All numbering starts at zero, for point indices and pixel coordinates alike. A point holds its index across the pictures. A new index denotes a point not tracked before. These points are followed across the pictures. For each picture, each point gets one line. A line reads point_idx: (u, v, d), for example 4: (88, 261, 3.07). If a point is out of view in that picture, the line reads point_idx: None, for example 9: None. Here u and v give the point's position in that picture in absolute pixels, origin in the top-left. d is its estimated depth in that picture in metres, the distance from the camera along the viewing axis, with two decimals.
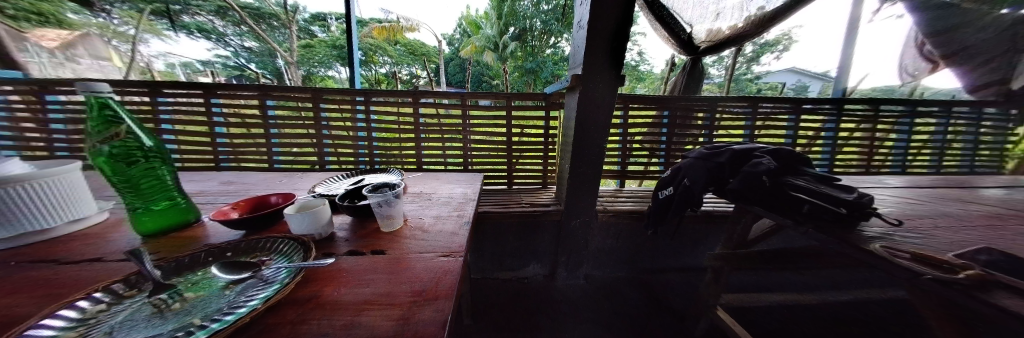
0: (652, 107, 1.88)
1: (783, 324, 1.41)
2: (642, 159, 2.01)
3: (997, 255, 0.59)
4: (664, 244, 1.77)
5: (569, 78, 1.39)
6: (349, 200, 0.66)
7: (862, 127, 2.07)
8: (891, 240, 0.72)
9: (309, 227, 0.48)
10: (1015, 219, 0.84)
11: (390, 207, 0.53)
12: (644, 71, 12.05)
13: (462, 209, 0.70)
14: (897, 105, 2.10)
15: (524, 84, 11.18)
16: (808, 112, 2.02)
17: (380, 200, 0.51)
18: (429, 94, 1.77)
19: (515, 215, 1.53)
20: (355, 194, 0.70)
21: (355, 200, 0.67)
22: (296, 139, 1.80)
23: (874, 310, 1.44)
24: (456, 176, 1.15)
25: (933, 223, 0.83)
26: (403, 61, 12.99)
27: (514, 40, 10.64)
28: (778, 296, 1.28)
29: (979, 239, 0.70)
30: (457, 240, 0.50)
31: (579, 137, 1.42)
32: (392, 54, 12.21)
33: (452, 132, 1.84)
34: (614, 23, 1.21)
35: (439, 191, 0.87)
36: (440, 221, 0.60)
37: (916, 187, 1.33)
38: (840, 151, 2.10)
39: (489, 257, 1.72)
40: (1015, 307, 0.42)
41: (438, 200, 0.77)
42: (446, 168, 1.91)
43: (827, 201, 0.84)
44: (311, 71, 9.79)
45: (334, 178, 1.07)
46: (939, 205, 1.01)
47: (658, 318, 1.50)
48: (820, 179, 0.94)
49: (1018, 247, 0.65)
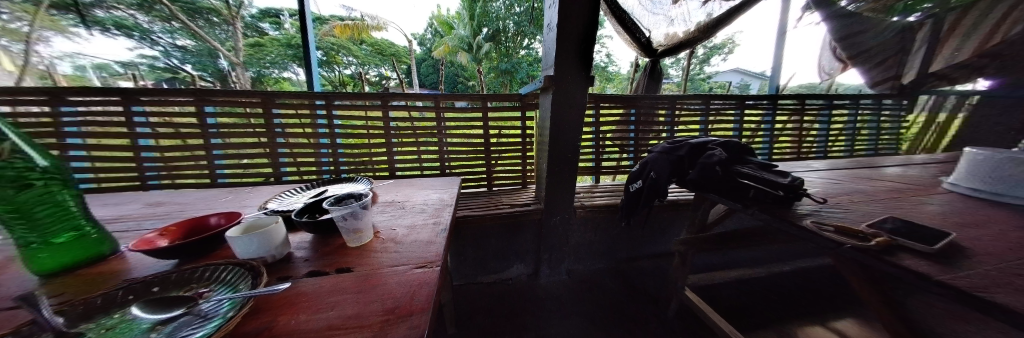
0: (620, 106, 2.00)
1: (741, 297, 1.57)
2: (614, 155, 2.12)
3: (898, 222, 0.71)
4: (637, 234, 1.88)
5: (542, 79, 1.41)
6: (309, 215, 0.60)
7: (792, 119, 2.38)
8: (820, 215, 0.84)
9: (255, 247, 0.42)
10: (905, 192, 1.03)
11: (357, 221, 0.49)
12: (612, 71, 12.77)
13: (438, 216, 0.67)
14: (818, 100, 2.43)
15: (501, 86, 11.16)
16: (751, 107, 2.28)
17: (345, 213, 0.47)
18: (399, 96, 1.70)
19: (496, 217, 1.52)
20: (314, 208, 0.64)
21: (316, 215, 0.61)
22: (246, 148, 1.61)
23: (810, 276, 1.68)
24: (431, 181, 1.11)
25: (848, 199, 0.98)
26: (370, 62, 12.19)
27: (487, 41, 10.68)
28: (736, 273, 1.42)
29: (881, 211, 0.84)
30: (433, 249, 0.48)
31: (554, 136, 1.45)
32: (357, 54, 11.39)
33: (426, 135, 1.78)
34: (582, 27, 1.27)
35: (412, 199, 0.83)
36: (414, 230, 0.57)
37: (836, 169, 1.56)
38: (778, 141, 2.39)
39: (472, 261, 1.69)
40: (913, 267, 0.52)
41: (412, 208, 0.73)
42: (422, 173, 1.84)
43: (768, 185, 0.94)
44: (262, 72, 8.76)
45: (290, 191, 0.97)
46: (852, 183, 1.21)
47: (634, 303, 1.60)
48: (764, 167, 1.06)
49: (908, 215, 0.79)
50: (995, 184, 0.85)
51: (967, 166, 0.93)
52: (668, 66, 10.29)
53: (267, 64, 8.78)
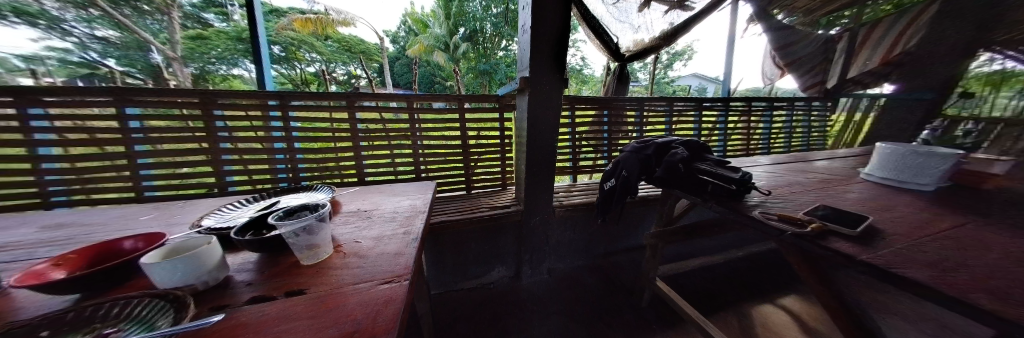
0: (594, 107, 2.08)
1: (706, 282, 1.71)
2: (590, 154, 2.20)
3: (827, 209, 0.82)
4: (613, 230, 1.96)
5: (518, 80, 1.42)
6: (253, 232, 0.54)
7: (742, 119, 2.67)
8: (765, 205, 0.94)
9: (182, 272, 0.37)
10: (830, 182, 1.19)
11: (312, 236, 0.45)
12: (587, 74, 13.31)
13: (409, 224, 0.64)
14: (762, 102, 2.74)
15: (479, 86, 11.08)
16: (708, 109, 2.51)
17: (298, 228, 0.42)
18: (367, 96, 1.59)
19: (475, 220, 1.49)
20: (259, 224, 0.58)
21: (262, 231, 0.56)
22: (183, 156, 1.40)
23: (760, 259, 1.89)
24: (402, 187, 1.06)
25: (787, 190, 1.12)
26: (336, 59, 11.36)
27: (464, 41, 10.54)
28: (700, 262, 1.54)
29: (813, 200, 0.97)
30: (402, 261, 0.45)
31: (532, 137, 1.47)
32: (321, 51, 10.55)
33: (399, 137, 1.69)
34: (556, 31, 1.30)
35: (381, 207, 0.78)
36: (382, 242, 0.53)
37: (778, 163, 1.78)
38: (731, 139, 2.66)
39: (451, 267, 1.64)
40: (839, 249, 0.60)
41: (380, 217, 0.69)
42: (396, 178, 1.74)
43: (723, 180, 1.03)
44: (207, 68, 7.71)
45: (232, 204, 0.85)
46: (791, 175, 1.37)
47: (611, 297, 1.66)
48: (719, 163, 1.16)
49: (833, 202, 0.91)
50: (906, 174, 1.01)
51: (878, 159, 1.11)
52: (637, 70, 10.99)
53: (212, 59, 7.72)
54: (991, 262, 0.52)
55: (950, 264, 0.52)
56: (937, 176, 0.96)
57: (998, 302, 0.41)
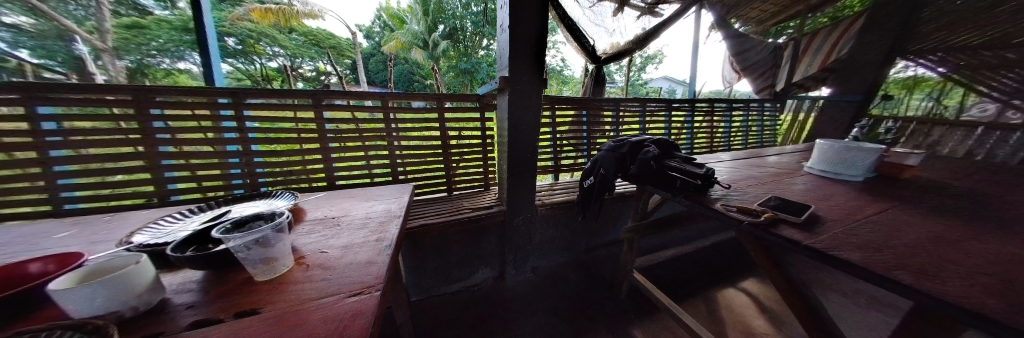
0: (573, 108, 2.14)
1: (678, 271, 1.83)
2: (570, 153, 2.25)
3: (777, 199, 0.91)
4: (593, 226, 2.03)
5: (497, 80, 1.41)
6: (196, 249, 0.48)
7: (706, 119, 2.89)
8: (726, 198, 1.01)
9: (90, 309, 0.30)
10: (779, 175, 1.33)
11: (266, 249, 0.41)
12: (567, 75, 13.64)
13: (382, 230, 0.61)
14: (723, 103, 2.99)
15: (461, 85, 10.93)
16: (677, 109, 2.69)
17: (251, 241, 0.39)
18: (336, 94, 1.50)
19: (457, 223, 1.46)
20: (202, 238, 0.52)
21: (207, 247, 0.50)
22: (114, 162, 1.21)
23: (723, 247, 2.06)
24: (375, 190, 1.00)
25: (744, 184, 1.23)
26: (302, 54, 10.51)
27: (444, 39, 10.31)
28: (672, 252, 1.64)
29: (765, 191, 1.07)
30: (373, 270, 0.42)
31: (512, 137, 1.46)
32: (285, 44, 9.70)
33: (373, 138, 1.60)
34: (534, 31, 1.32)
35: (351, 213, 0.74)
36: (351, 251, 0.50)
37: (737, 159, 1.95)
38: (697, 137, 2.87)
39: (433, 272, 1.59)
40: (789, 236, 0.67)
41: (350, 224, 0.65)
42: (371, 181, 1.65)
43: (690, 175, 1.10)
44: (147, 62, 6.62)
45: (171, 217, 0.75)
46: (747, 170, 1.51)
47: (593, 291, 1.72)
48: (686, 160, 1.24)
49: (780, 193, 1.02)
50: (840, 166, 1.17)
51: (815, 154, 1.27)
52: (613, 72, 11.49)
53: (152, 51, 6.71)
54: (903, 244, 0.62)
55: (875, 247, 0.60)
56: (864, 168, 1.12)
57: (914, 281, 0.48)
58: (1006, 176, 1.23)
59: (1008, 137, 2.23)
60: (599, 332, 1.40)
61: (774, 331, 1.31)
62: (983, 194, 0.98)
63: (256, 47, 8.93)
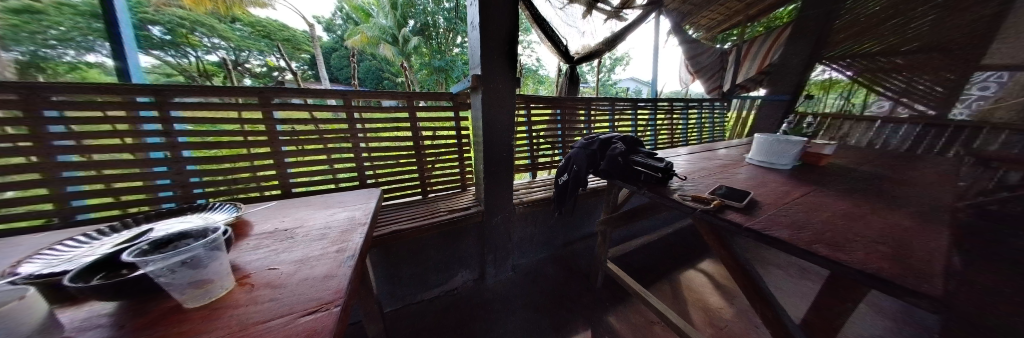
0: (547, 107, 2.18)
1: (647, 258, 1.96)
2: (546, 151, 2.30)
3: (725, 188, 1.02)
4: (570, 221, 2.09)
5: (470, 78, 1.38)
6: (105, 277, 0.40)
7: (668, 117, 3.15)
8: (683, 188, 1.10)
9: None
10: (728, 166, 1.49)
11: (198, 271, 0.36)
12: (543, 75, 13.89)
13: (344, 240, 0.56)
14: (682, 102, 3.28)
15: (435, 83, 10.57)
16: (642, 108, 2.89)
17: (178, 259, 0.33)
18: (290, 92, 1.35)
19: (432, 226, 1.41)
20: (112, 265, 0.43)
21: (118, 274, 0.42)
22: None
23: (684, 233, 2.27)
24: (337, 197, 0.93)
25: (699, 174, 1.36)
26: (249, 47, 9.31)
27: (415, 35, 9.88)
28: (640, 241, 1.77)
29: (716, 181, 1.20)
30: (333, 284, 0.39)
31: (487, 136, 1.45)
32: (228, 35, 8.53)
33: (335, 140, 1.48)
34: (505, 30, 1.32)
35: (308, 224, 0.67)
36: (306, 265, 0.46)
37: (694, 152, 2.15)
38: (660, 134, 3.12)
39: (409, 279, 1.52)
40: (734, 220, 0.76)
41: (306, 236, 0.59)
42: (336, 187, 1.53)
43: (651, 169, 1.18)
44: (42, 53, 4.66)
45: (73, 240, 0.62)
46: (703, 162, 1.67)
47: (571, 283, 1.78)
48: (650, 155, 1.33)
49: (728, 182, 1.15)
50: (773, 156, 1.35)
51: (754, 147, 1.45)
52: (585, 72, 11.99)
53: (52, 41, 5.03)
54: (817, 221, 0.74)
55: (798, 225, 0.71)
56: (791, 158, 1.32)
57: (827, 253, 0.57)
58: (891, 161, 1.52)
59: (898, 131, 2.72)
60: (577, 322, 1.46)
61: (727, 305, 1.48)
62: (876, 177, 1.20)
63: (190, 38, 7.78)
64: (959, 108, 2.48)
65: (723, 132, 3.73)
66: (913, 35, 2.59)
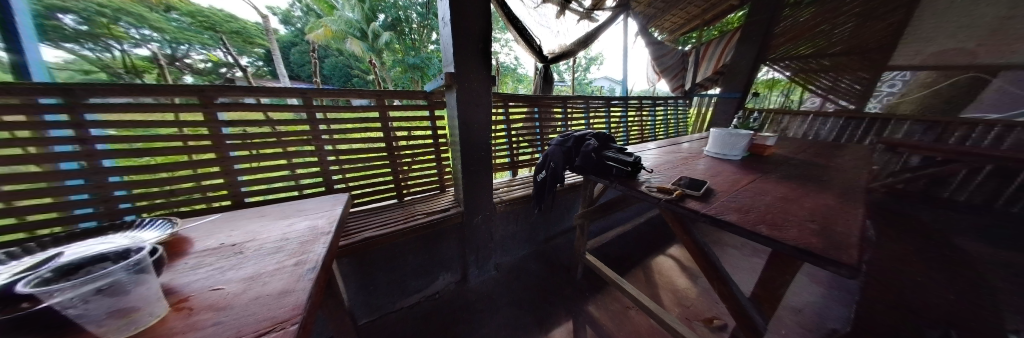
0: (524, 105, 2.20)
1: (623, 247, 2.07)
2: (525, 149, 2.32)
3: (687, 178, 1.10)
4: (550, 217, 2.14)
5: (443, 76, 1.34)
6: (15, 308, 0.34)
7: (638, 114, 3.33)
8: (650, 180, 1.17)
9: None
10: (690, 158, 1.62)
11: (134, 290, 0.33)
12: (521, 74, 13.98)
13: (303, 251, 0.52)
14: (650, 100, 3.50)
15: (410, 81, 10.17)
16: (615, 106, 3.03)
17: (96, 279, 0.30)
18: (239, 91, 1.21)
19: (409, 230, 1.36)
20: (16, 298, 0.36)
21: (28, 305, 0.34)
22: None
23: (655, 222, 2.43)
24: (297, 205, 0.86)
25: (665, 166, 1.46)
26: (188, 39, 8.15)
27: (386, 31, 9.39)
28: (615, 232, 1.86)
29: (680, 172, 1.29)
30: (289, 301, 0.36)
31: (464, 136, 1.43)
32: (163, 26, 7.44)
33: (296, 143, 1.35)
34: (479, 28, 1.30)
35: (261, 237, 0.61)
36: (259, 282, 0.42)
37: (661, 146, 2.31)
38: (632, 130, 3.30)
39: (385, 287, 1.45)
40: (694, 207, 0.83)
41: (258, 251, 0.54)
42: (299, 194, 1.41)
43: (621, 163, 1.23)
44: None
45: None
46: (669, 155, 1.80)
47: (553, 278, 1.81)
48: (620, 150, 1.39)
49: (689, 173, 1.25)
50: (725, 148, 1.50)
51: (710, 141, 1.60)
52: (561, 72, 12.34)
53: None
54: (762, 204, 0.83)
55: (745, 209, 0.80)
56: (740, 150, 1.47)
57: (767, 232, 0.65)
58: (819, 150, 1.76)
59: (826, 123, 3.13)
60: (560, 315, 1.50)
61: (692, 286, 1.62)
62: (807, 163, 1.39)
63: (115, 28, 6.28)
64: (874, 102, 2.98)
65: (687, 128, 4.05)
66: (837, 40, 2.99)
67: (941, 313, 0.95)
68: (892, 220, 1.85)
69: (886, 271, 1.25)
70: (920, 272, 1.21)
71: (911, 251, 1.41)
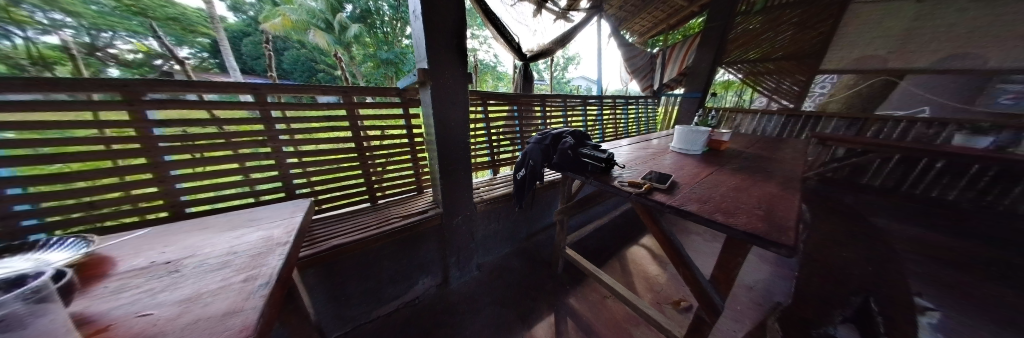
0: (503, 103, 2.20)
1: (601, 240, 2.17)
2: (505, 147, 2.31)
3: (656, 172, 1.17)
4: (531, 214, 2.16)
5: (417, 72, 1.28)
6: None
7: (613, 112, 3.49)
8: (623, 174, 1.23)
9: None
10: (659, 153, 1.73)
11: (48, 319, 0.28)
12: (501, 71, 13.97)
13: (257, 265, 0.47)
14: (623, 99, 3.68)
15: (383, 78, 9.69)
16: (591, 105, 3.14)
17: (17, 302, 0.26)
18: (174, 85, 1.04)
19: (383, 235, 1.29)
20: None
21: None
22: None
23: (629, 214, 2.57)
24: (250, 215, 0.77)
25: (637, 161, 1.54)
26: (111, 25, 7.01)
27: (355, 23, 8.85)
28: (593, 226, 1.93)
29: (650, 166, 1.38)
30: (237, 323, 0.32)
31: (441, 134, 1.38)
32: (78, 10, 6.27)
33: (249, 144, 1.21)
34: (453, 23, 1.27)
35: (203, 251, 0.54)
36: (200, 304, 0.37)
37: (634, 142, 2.44)
38: (607, 127, 3.44)
39: (359, 297, 1.37)
40: (661, 200, 0.89)
41: (201, 268, 0.47)
42: (255, 201, 1.27)
43: (596, 160, 1.28)
44: None
45: None
46: (641, 151, 1.90)
47: (535, 274, 1.84)
48: (595, 147, 1.44)
49: (658, 167, 1.33)
50: (688, 144, 1.63)
51: (676, 137, 1.71)
52: (540, 71, 12.56)
53: None
54: (718, 194, 0.92)
55: (703, 199, 0.87)
56: (699, 145, 1.60)
57: (722, 219, 0.72)
58: (766, 144, 1.99)
59: (771, 120, 3.53)
60: (542, 309, 1.53)
61: (662, 272, 1.74)
62: (756, 156, 1.55)
63: (11, 10, 4.99)
64: (810, 102, 3.74)
65: (657, 125, 4.33)
66: (779, 46, 3.33)
67: (857, 279, 1.13)
68: (822, 203, 2.16)
69: (818, 247, 1.44)
70: (844, 248, 1.42)
71: (836, 229, 1.65)
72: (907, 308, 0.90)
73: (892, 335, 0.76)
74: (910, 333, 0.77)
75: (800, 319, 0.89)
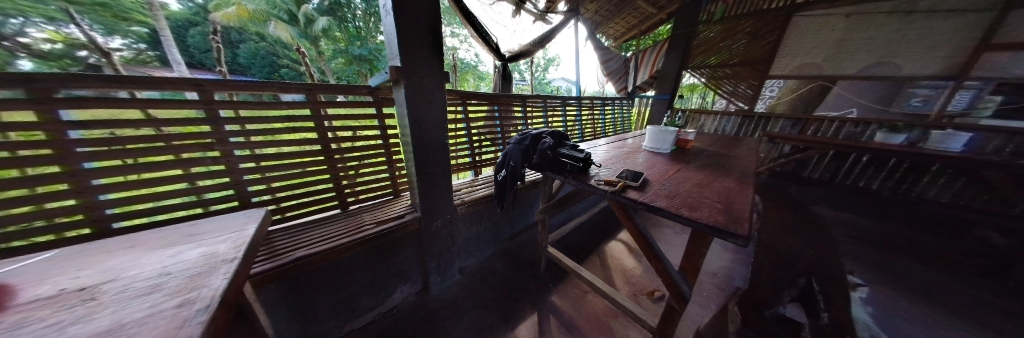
0: (484, 103, 2.18)
1: (582, 237, 2.23)
2: (486, 148, 2.28)
3: (630, 171, 1.23)
4: (514, 214, 2.16)
5: (388, 70, 1.21)
6: None
7: (592, 113, 3.61)
8: (599, 173, 1.27)
9: None
10: (634, 152, 1.82)
11: None
12: (482, 71, 13.90)
13: (195, 287, 0.42)
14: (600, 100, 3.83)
15: (357, 75, 9.22)
16: (571, 105, 3.22)
17: None
18: (96, 80, 0.89)
19: (356, 243, 1.21)
20: None
21: None
22: None
23: (607, 211, 2.68)
24: (192, 229, 0.68)
25: (614, 159, 1.60)
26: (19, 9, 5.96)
27: (323, 16, 8.36)
28: (573, 224, 1.98)
29: (625, 165, 1.44)
30: None
31: (417, 136, 1.33)
32: None
33: (194, 147, 1.08)
34: (428, 20, 1.23)
35: (129, 274, 0.47)
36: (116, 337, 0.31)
37: (611, 141, 2.54)
38: (586, 127, 3.56)
39: (330, 310, 1.28)
40: (635, 197, 0.93)
41: (125, 294, 0.41)
42: (204, 211, 1.13)
43: (574, 159, 1.30)
44: None
45: None
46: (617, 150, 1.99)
47: (518, 275, 1.84)
48: (573, 147, 1.48)
49: (632, 166, 1.40)
50: (658, 143, 1.73)
51: (648, 136, 1.80)
52: (520, 71, 12.72)
53: None
54: (685, 190, 0.98)
55: (671, 195, 0.93)
56: (667, 143, 1.71)
57: (687, 214, 0.77)
58: (725, 142, 2.17)
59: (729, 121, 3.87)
60: (525, 310, 1.53)
61: (637, 265, 1.83)
62: (717, 153, 1.69)
63: None
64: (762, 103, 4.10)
65: (631, 125, 4.56)
66: (735, 53, 3.70)
67: (802, 261, 1.27)
68: (772, 195, 2.41)
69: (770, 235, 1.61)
70: (790, 234, 1.59)
71: (784, 218, 1.85)
72: (841, 286, 1.03)
73: (829, 311, 0.86)
74: (843, 308, 0.88)
75: (756, 302, 0.98)
